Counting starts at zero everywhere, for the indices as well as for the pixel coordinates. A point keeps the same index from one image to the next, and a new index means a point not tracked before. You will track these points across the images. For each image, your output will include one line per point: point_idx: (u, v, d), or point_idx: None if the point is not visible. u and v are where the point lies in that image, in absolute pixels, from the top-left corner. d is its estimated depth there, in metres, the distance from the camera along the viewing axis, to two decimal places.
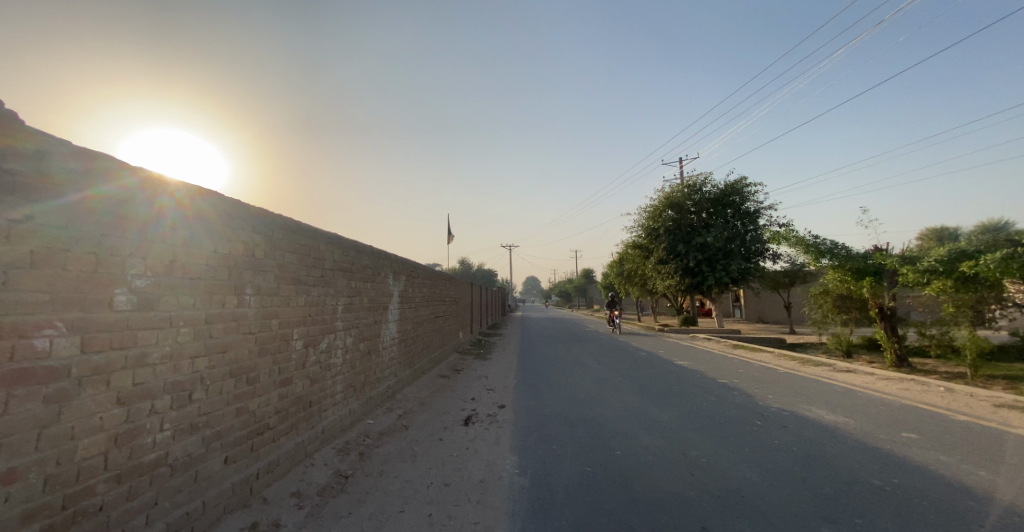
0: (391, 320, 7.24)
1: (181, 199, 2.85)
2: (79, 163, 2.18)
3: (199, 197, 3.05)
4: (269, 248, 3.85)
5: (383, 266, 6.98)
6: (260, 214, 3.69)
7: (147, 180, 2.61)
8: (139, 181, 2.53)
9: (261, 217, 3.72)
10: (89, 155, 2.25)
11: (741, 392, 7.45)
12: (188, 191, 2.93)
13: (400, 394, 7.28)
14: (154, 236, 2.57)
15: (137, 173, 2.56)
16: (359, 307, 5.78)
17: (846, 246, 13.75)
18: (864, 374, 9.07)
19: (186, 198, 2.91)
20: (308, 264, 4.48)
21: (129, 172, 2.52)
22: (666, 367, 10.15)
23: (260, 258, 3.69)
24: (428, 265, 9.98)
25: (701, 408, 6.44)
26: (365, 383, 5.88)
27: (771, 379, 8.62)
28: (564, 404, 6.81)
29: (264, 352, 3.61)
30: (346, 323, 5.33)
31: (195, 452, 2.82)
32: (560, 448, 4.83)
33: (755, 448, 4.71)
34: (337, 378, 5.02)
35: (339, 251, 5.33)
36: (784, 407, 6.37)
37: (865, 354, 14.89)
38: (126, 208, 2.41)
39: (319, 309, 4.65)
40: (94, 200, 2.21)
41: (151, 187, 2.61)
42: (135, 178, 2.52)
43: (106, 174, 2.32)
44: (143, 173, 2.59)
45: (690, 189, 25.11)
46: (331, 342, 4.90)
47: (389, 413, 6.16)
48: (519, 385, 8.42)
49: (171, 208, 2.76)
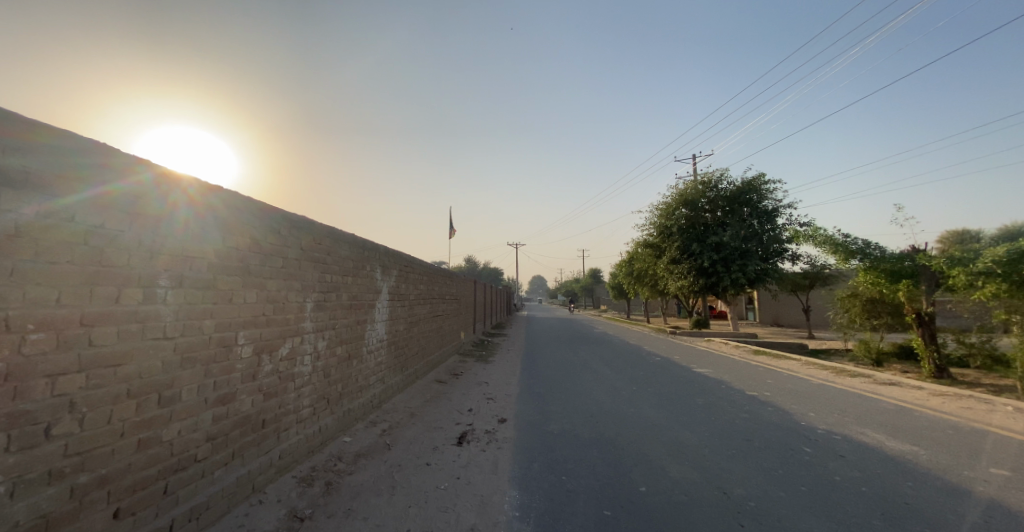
0: (380, 320, 6.43)
1: (192, 195, 2.92)
2: (91, 156, 2.24)
3: (212, 193, 3.11)
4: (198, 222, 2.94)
5: (370, 259, 6.15)
6: (246, 207, 3.48)
7: (162, 176, 2.70)
8: (153, 177, 2.60)
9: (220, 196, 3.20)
10: (101, 150, 2.31)
11: (776, 408, 6.55)
12: (200, 187, 3.01)
13: (388, 404, 6.45)
14: (168, 231, 2.66)
15: (151, 170, 2.65)
16: (336, 305, 4.95)
17: (879, 246, 12.75)
18: (911, 388, 8.06)
19: (199, 194, 2.99)
20: (264, 252, 3.66)
21: (145, 168, 2.61)
22: (686, 376, 9.21)
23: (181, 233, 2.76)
24: (423, 260, 9.15)
25: (735, 428, 5.53)
26: (343, 392, 5.08)
27: (807, 392, 7.65)
28: (575, 420, 5.95)
29: (188, 363, 2.76)
30: (319, 325, 4.51)
31: (57, 509, 1.95)
32: (572, 482, 3.96)
33: (812, 486, 3.83)
34: (305, 391, 4.21)
35: (310, 238, 4.49)
36: (833, 429, 5.47)
37: (898, 363, 13.77)
38: (143, 204, 2.50)
39: (278, 307, 3.79)
40: (114, 196, 2.31)
41: (165, 183, 2.69)
42: (149, 174, 2.61)
43: (121, 170, 2.41)
44: (157, 170, 2.67)
45: (705, 185, 24.00)
46: (296, 347, 4.07)
47: (372, 429, 5.34)
48: (523, 395, 7.55)
49: (184, 203, 2.83)
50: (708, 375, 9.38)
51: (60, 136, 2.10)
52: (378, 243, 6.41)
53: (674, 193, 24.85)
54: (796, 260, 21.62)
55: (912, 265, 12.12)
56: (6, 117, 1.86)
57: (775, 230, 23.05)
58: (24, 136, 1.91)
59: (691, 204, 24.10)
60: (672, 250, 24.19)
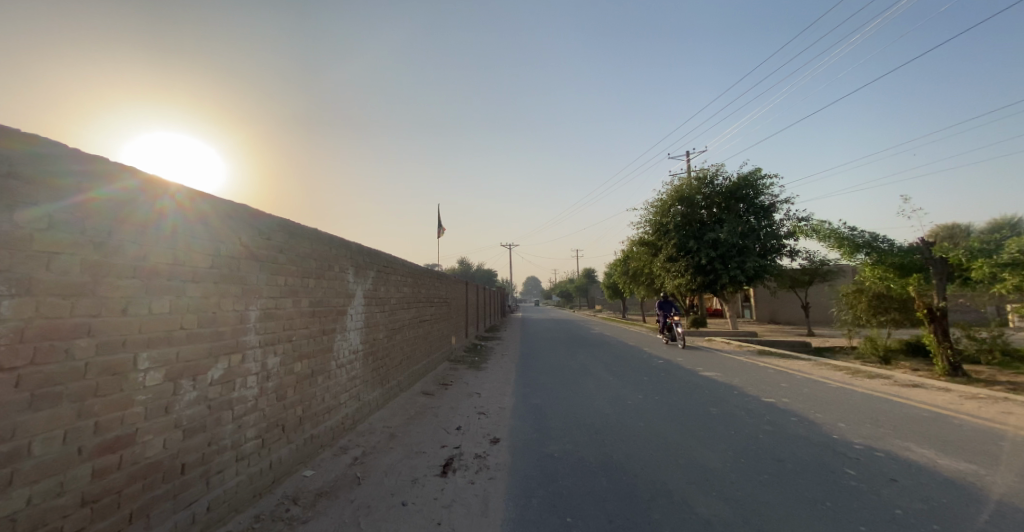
0: (353, 328, 5.64)
1: (180, 201, 2.91)
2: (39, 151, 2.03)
3: (199, 199, 3.10)
4: (187, 229, 2.91)
5: (339, 259, 5.38)
6: (234, 213, 3.45)
7: (148, 182, 2.67)
8: (140, 183, 2.59)
9: (206, 202, 3.19)
10: (47, 147, 2.06)
11: (799, 417, 5.87)
12: (188, 192, 3.00)
13: (363, 424, 5.68)
14: (155, 237, 2.62)
15: (137, 176, 2.62)
16: (292, 312, 4.17)
17: (887, 240, 12.31)
18: (937, 390, 7.44)
19: (185, 200, 2.97)
20: (187, 251, 2.88)
21: (130, 174, 2.58)
22: (694, 381, 8.51)
23: (171, 243, 2.75)
24: (407, 260, 8.39)
25: (760, 445, 4.83)
26: (304, 416, 4.29)
27: (829, 398, 6.98)
28: (578, 438, 5.21)
29: (46, 401, 1.92)
30: (267, 338, 3.71)
31: None
32: (578, 526, 3.20)
33: (872, 524, 3.11)
34: (248, 420, 3.41)
35: (257, 234, 3.74)
36: (870, 444, 4.80)
37: (908, 361, 13.20)
38: (127, 209, 2.45)
39: (200, 318, 2.93)
40: (99, 202, 2.27)
41: (152, 188, 2.66)
42: (135, 180, 2.58)
43: (105, 175, 2.38)
44: (143, 176, 2.65)
45: (700, 181, 23.47)
46: (235, 368, 3.29)
47: (341, 457, 4.55)
48: (518, 408, 6.80)
49: (171, 209, 2.81)
50: (716, 379, 8.69)
51: (41, 142, 2.05)
52: (349, 240, 5.64)
53: (670, 190, 24.27)
54: (795, 256, 21.10)
55: (922, 258, 11.63)
56: None
57: (772, 226, 22.54)
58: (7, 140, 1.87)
59: (686, 201, 23.53)
60: (668, 248, 23.59)
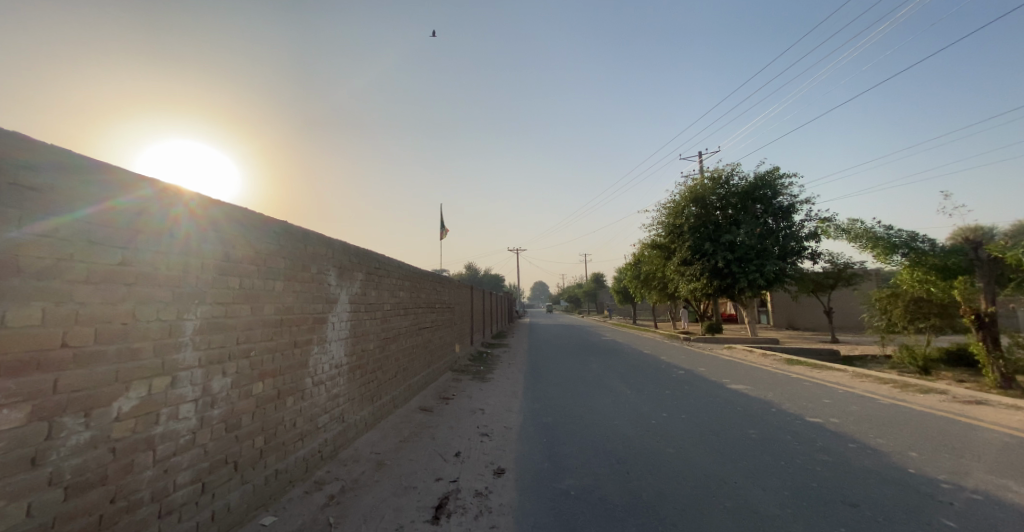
0: (335, 339, 4.89)
1: (194, 208, 2.95)
2: (26, 144, 1.94)
3: (211, 206, 3.13)
4: (199, 235, 2.96)
5: (318, 258, 4.64)
6: (241, 218, 3.43)
7: (163, 190, 2.71)
8: (155, 192, 2.64)
9: (219, 207, 3.21)
10: (32, 147, 1.96)
11: (859, 443, 4.97)
12: (202, 200, 3.04)
13: (347, 450, 4.91)
14: (170, 244, 2.67)
15: (153, 185, 2.67)
16: (249, 321, 3.40)
17: (928, 240, 11.36)
18: (1007, 409, 6.46)
19: (200, 207, 3.01)
20: (114, 245, 2.29)
21: (148, 184, 2.65)
22: (723, 397, 7.59)
23: (181, 249, 2.76)
24: (403, 262, 7.68)
25: (819, 480, 3.98)
26: (266, 448, 3.53)
27: (884, 417, 6.06)
28: (597, 471, 4.38)
29: None
30: (210, 356, 2.95)
31: None
32: None
33: None
34: (179, 462, 2.65)
35: (250, 236, 3.54)
36: (958, 481, 3.89)
37: (952, 371, 12.08)
38: (144, 219, 2.52)
39: (92, 333, 2.12)
40: (115, 211, 2.33)
41: (167, 197, 2.71)
42: (151, 189, 2.64)
43: (123, 185, 2.45)
44: (160, 185, 2.71)
45: (715, 180, 22.45)
46: (161, 395, 2.54)
47: (314, 496, 3.77)
48: (527, 429, 5.98)
49: (185, 217, 2.85)
50: (749, 394, 7.75)
51: (59, 155, 2.10)
52: (331, 237, 4.90)
53: (683, 191, 23.30)
54: (818, 258, 19.97)
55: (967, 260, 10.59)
56: (16, 138, 1.90)
57: (792, 227, 21.45)
58: (25, 153, 1.91)
59: (701, 201, 22.52)
60: (682, 250, 22.59)
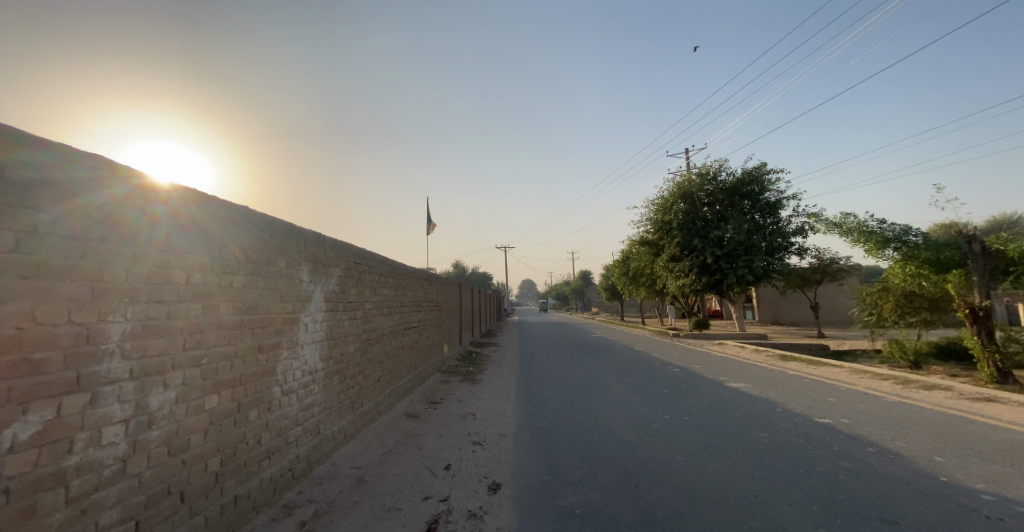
0: (309, 342, 4.38)
1: (174, 206, 2.75)
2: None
3: (194, 203, 2.94)
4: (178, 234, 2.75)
5: (289, 251, 4.13)
6: (222, 215, 3.21)
7: (140, 187, 2.51)
8: (130, 189, 2.44)
9: (201, 205, 3.01)
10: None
11: (878, 447, 4.68)
12: (182, 196, 2.84)
13: (323, 467, 4.39)
14: (148, 245, 2.49)
15: (128, 181, 2.47)
16: (200, 322, 2.87)
17: (921, 234, 11.29)
18: (1014, 406, 6.28)
19: (179, 205, 2.81)
20: (33, 232, 1.85)
21: (122, 180, 2.44)
22: (725, 396, 7.28)
23: (158, 249, 2.55)
24: (386, 258, 7.17)
25: (846, 492, 3.66)
26: (222, 471, 3.02)
27: (895, 417, 5.81)
28: (604, 485, 3.98)
29: None
30: (148, 365, 2.44)
31: None
32: None
33: None
34: (109, 496, 2.16)
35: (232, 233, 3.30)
36: (996, 491, 3.57)
37: (943, 365, 12.07)
38: (119, 217, 2.32)
39: None
40: (88, 209, 2.14)
41: (144, 194, 2.52)
42: (126, 186, 2.44)
43: (97, 180, 2.24)
44: (137, 180, 2.50)
45: (704, 176, 22.32)
46: (76, 417, 2.01)
47: (282, 524, 3.25)
48: (523, 436, 5.54)
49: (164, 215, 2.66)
50: (751, 394, 7.44)
51: (26, 147, 1.89)
52: (303, 228, 4.37)
53: (672, 187, 23.09)
54: (806, 254, 19.98)
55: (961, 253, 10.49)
56: None
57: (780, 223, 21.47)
58: None
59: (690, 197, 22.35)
60: (671, 247, 22.42)
